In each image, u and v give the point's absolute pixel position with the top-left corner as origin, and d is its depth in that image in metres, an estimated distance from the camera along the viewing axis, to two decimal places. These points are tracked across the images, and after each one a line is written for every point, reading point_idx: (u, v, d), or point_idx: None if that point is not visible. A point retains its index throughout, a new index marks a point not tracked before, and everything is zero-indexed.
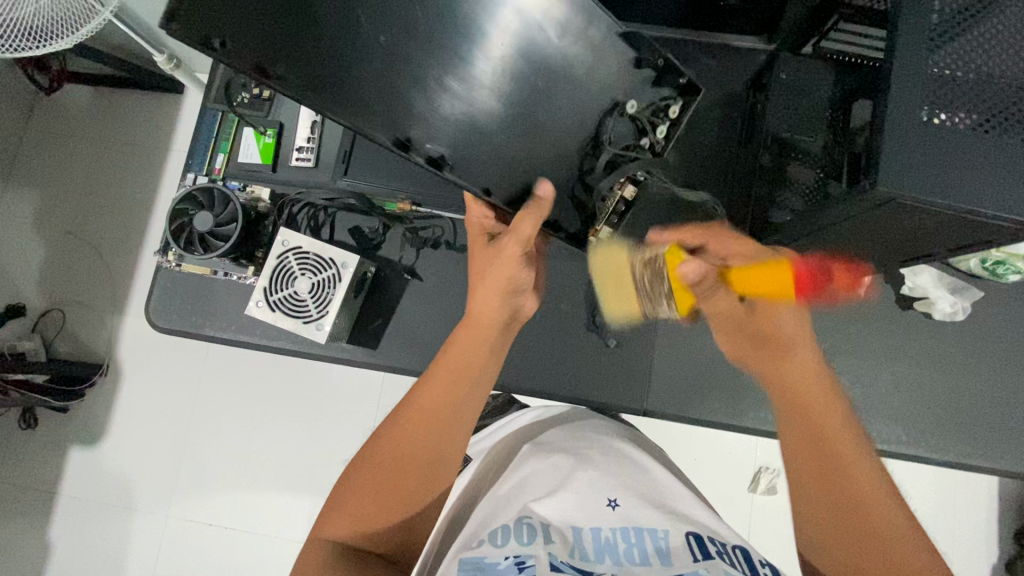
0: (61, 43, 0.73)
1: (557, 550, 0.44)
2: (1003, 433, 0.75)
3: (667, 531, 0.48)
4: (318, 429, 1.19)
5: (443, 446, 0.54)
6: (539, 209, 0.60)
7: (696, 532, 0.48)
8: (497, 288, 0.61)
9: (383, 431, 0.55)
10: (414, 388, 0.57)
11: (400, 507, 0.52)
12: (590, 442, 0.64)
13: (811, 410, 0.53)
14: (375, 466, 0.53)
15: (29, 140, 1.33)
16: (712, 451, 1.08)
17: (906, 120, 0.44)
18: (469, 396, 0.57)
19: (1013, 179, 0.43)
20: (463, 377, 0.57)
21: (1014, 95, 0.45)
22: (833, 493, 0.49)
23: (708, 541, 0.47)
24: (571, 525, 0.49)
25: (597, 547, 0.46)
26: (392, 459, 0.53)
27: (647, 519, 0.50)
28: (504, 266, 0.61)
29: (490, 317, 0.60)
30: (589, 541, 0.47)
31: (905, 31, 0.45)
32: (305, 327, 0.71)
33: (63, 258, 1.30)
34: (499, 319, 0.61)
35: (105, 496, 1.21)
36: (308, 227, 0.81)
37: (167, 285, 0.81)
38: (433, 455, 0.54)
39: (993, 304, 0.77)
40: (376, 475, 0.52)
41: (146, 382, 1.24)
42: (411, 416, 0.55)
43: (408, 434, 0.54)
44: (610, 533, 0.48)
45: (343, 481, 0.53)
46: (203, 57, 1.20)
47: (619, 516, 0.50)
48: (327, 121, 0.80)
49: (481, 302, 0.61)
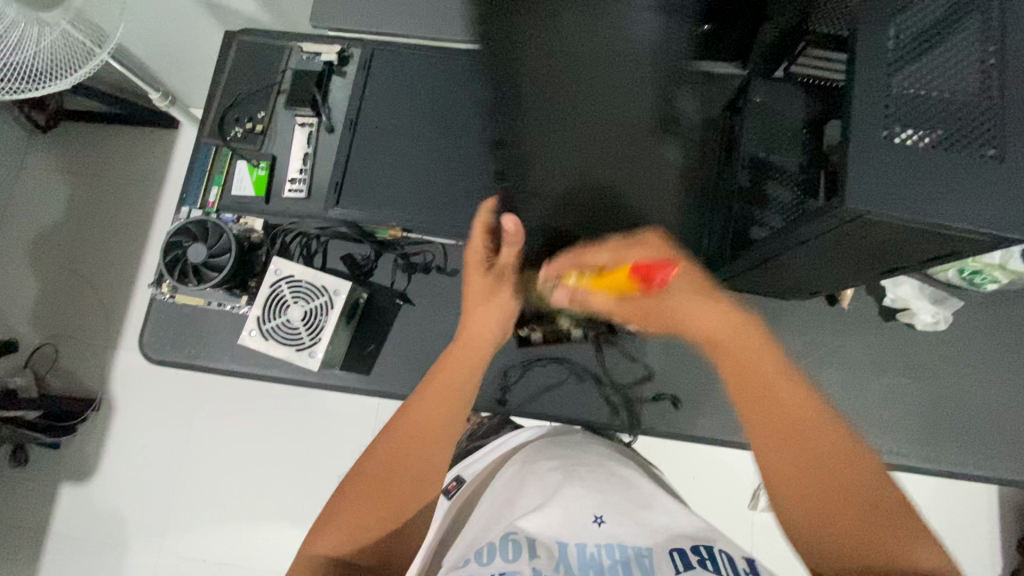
0: (62, 82, 0.77)
1: (542, 565, 0.44)
2: (993, 439, 0.76)
3: (650, 549, 0.47)
4: (314, 458, 1.18)
5: (433, 456, 0.56)
6: (517, 240, 0.67)
7: (680, 545, 0.46)
8: (493, 313, 0.70)
9: (377, 444, 0.56)
10: (408, 400, 0.60)
11: (394, 515, 0.53)
12: (580, 460, 0.62)
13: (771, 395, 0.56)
14: (365, 481, 0.53)
15: (24, 177, 1.35)
16: (710, 469, 1.08)
17: (869, 138, 0.46)
18: (456, 410, 0.59)
19: (969, 190, 0.45)
20: (459, 376, 0.62)
21: (972, 114, 0.47)
22: (802, 449, 0.53)
23: (692, 553, 0.45)
24: (555, 538, 0.48)
25: (583, 564, 0.45)
26: (380, 475, 0.53)
27: (627, 537, 0.48)
28: (500, 298, 0.71)
29: (483, 341, 0.68)
30: (574, 557, 0.46)
31: (863, 57, 0.48)
32: (298, 354, 0.72)
33: (57, 292, 1.30)
34: (493, 340, 0.69)
35: (96, 534, 1.19)
36: (301, 255, 0.82)
37: (161, 316, 0.82)
38: (423, 466, 0.55)
39: (975, 313, 0.79)
40: (366, 488, 0.53)
41: (140, 416, 1.23)
42: (403, 431, 0.56)
43: (399, 444, 0.55)
44: (596, 550, 0.47)
45: (336, 495, 0.53)
46: (198, 94, 1.24)
47: (604, 534, 0.49)
48: (319, 153, 0.83)
49: (477, 326, 0.68)
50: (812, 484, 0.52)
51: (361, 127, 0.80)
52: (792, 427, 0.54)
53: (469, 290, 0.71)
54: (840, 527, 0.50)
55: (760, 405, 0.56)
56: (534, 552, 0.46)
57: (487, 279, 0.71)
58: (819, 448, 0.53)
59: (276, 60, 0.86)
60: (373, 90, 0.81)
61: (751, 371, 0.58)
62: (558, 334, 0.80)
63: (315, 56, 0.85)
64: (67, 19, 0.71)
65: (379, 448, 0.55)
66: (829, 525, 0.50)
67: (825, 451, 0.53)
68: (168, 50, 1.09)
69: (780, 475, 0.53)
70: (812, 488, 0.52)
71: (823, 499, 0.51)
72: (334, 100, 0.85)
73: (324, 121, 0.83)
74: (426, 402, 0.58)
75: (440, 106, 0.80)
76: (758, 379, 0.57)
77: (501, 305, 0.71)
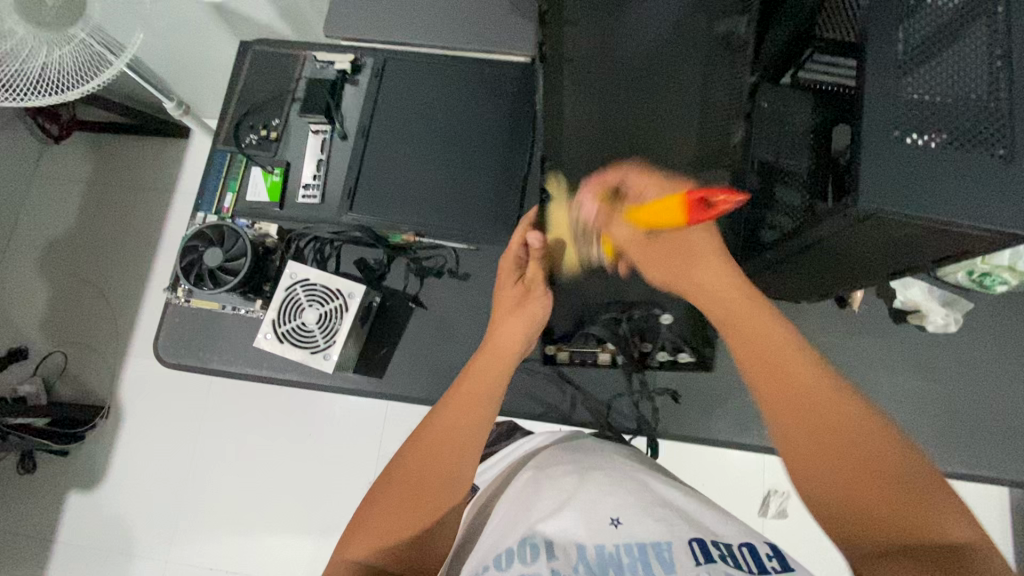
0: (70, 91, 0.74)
1: (560, 568, 0.44)
2: (1007, 442, 0.76)
3: (671, 542, 0.46)
4: (323, 466, 1.18)
5: (460, 464, 0.54)
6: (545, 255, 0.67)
7: (700, 534, 0.46)
8: (520, 323, 0.66)
9: (403, 453, 0.55)
10: (433, 412, 0.58)
11: (418, 520, 0.51)
12: (598, 463, 0.61)
13: (771, 352, 0.49)
14: (390, 490, 0.52)
15: (36, 186, 1.37)
16: (720, 473, 1.09)
17: (880, 140, 0.47)
18: (483, 418, 0.57)
19: (978, 192, 0.46)
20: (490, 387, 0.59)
21: (980, 117, 0.48)
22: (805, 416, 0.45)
23: (711, 545, 0.45)
24: (574, 542, 0.47)
25: (601, 563, 0.45)
26: (407, 482, 0.53)
27: (650, 532, 0.47)
28: (530, 307, 0.67)
29: (506, 348, 0.63)
30: (593, 557, 0.46)
31: (872, 63, 0.49)
32: (312, 357, 0.72)
33: (67, 300, 1.32)
34: (517, 353, 0.64)
35: (103, 542, 1.18)
36: (315, 259, 0.84)
37: (175, 319, 0.83)
38: (449, 474, 0.54)
39: (985, 315, 0.79)
40: (394, 496, 0.52)
41: (148, 423, 1.23)
42: (429, 439, 0.55)
43: (426, 454, 0.54)
44: (614, 549, 0.46)
45: (366, 503, 0.53)
46: (211, 104, 1.26)
47: (621, 534, 0.47)
48: (332, 159, 0.84)
49: (503, 334, 0.64)
50: (826, 445, 0.44)
51: (374, 133, 0.81)
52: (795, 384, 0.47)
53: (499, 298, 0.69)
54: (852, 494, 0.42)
55: (764, 365, 0.48)
56: (552, 554, 0.46)
57: (516, 289, 0.69)
58: (823, 413, 0.45)
59: (289, 69, 0.88)
60: (386, 97, 0.83)
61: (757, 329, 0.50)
62: (583, 356, 0.79)
63: (329, 64, 0.86)
64: (88, 31, 0.72)
65: (407, 457, 0.55)
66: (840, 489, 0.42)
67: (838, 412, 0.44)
68: (184, 61, 1.11)
69: (792, 436, 0.45)
70: (825, 451, 0.43)
71: (842, 467, 0.43)
72: (346, 106, 0.86)
73: (337, 128, 0.84)
74: (448, 413, 0.57)
75: (452, 114, 0.82)
76: (754, 336, 0.50)
77: (530, 313, 0.66)
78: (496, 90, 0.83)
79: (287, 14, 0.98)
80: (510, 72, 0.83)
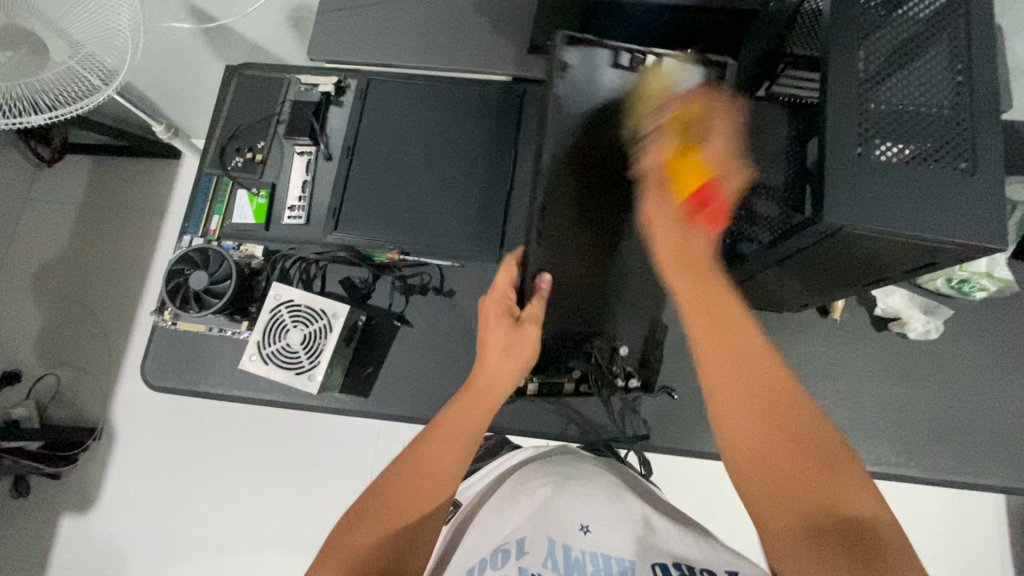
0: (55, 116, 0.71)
1: (529, 561, 0.44)
2: (992, 447, 0.77)
3: (632, 561, 0.45)
4: (317, 485, 1.18)
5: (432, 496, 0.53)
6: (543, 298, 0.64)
7: (661, 561, 0.45)
8: (513, 366, 0.62)
9: (380, 483, 0.54)
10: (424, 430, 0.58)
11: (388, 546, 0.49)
12: (572, 475, 0.61)
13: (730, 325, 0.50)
14: (364, 517, 0.51)
15: (29, 210, 1.38)
16: (713, 482, 1.09)
17: (843, 154, 0.48)
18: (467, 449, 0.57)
19: (938, 204, 0.47)
20: (473, 420, 0.59)
21: (945, 128, 0.49)
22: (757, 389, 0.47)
23: (674, 570, 0.45)
24: (545, 535, 0.48)
25: (569, 563, 0.45)
26: (381, 513, 0.51)
27: (617, 546, 0.47)
28: (521, 345, 0.63)
29: (498, 389, 0.62)
30: (561, 554, 0.46)
31: (834, 79, 0.50)
32: (297, 378, 0.73)
33: (60, 323, 1.32)
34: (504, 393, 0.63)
35: (95, 565, 1.18)
36: (301, 280, 0.84)
37: (163, 343, 0.83)
38: (423, 506, 0.53)
39: (966, 320, 0.80)
40: (367, 526, 0.50)
41: (140, 444, 1.23)
42: (412, 466, 0.55)
43: (404, 484, 0.53)
44: (581, 552, 0.46)
45: (337, 536, 0.51)
46: (201, 125, 1.28)
47: (590, 542, 0.47)
48: (316, 181, 0.85)
49: (491, 371, 0.62)
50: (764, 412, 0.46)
51: (358, 153, 0.82)
52: (744, 360, 0.48)
53: (489, 340, 0.63)
54: (785, 466, 0.44)
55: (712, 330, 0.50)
56: (521, 551, 0.46)
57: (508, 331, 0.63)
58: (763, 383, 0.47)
59: (274, 92, 0.89)
60: (370, 118, 0.83)
61: (709, 307, 0.51)
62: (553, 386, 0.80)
63: (314, 87, 0.87)
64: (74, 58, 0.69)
65: (388, 488, 0.53)
66: (763, 472, 0.44)
67: (783, 397, 0.47)
68: (174, 84, 1.13)
69: (728, 411, 0.47)
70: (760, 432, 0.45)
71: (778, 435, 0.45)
72: (331, 128, 0.87)
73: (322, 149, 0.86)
74: (434, 446, 0.56)
75: (436, 132, 0.83)
76: (713, 308, 0.51)
77: (521, 359, 0.63)
78: (479, 108, 0.84)
79: (273, 36, 0.99)
80: (492, 91, 0.84)
